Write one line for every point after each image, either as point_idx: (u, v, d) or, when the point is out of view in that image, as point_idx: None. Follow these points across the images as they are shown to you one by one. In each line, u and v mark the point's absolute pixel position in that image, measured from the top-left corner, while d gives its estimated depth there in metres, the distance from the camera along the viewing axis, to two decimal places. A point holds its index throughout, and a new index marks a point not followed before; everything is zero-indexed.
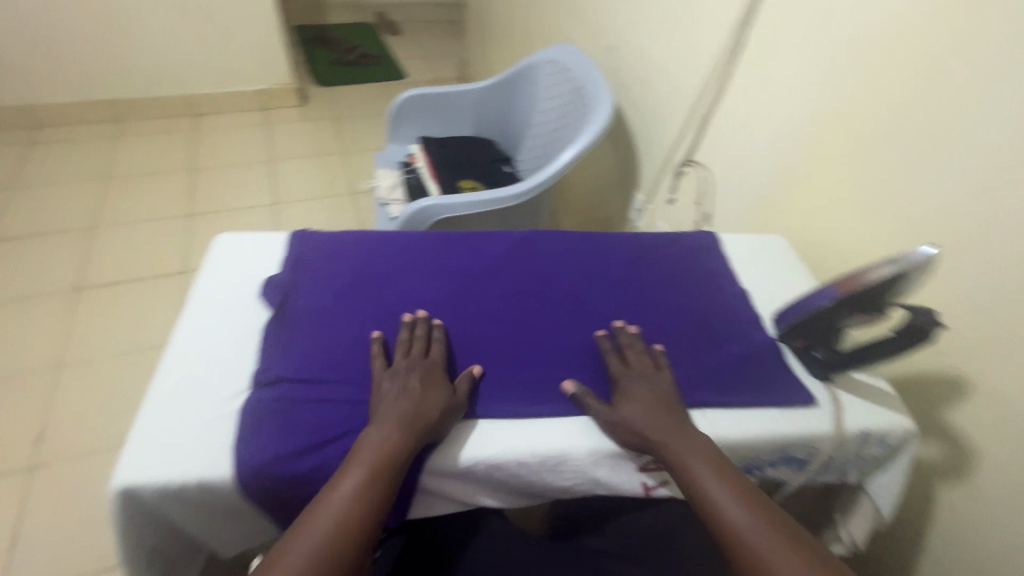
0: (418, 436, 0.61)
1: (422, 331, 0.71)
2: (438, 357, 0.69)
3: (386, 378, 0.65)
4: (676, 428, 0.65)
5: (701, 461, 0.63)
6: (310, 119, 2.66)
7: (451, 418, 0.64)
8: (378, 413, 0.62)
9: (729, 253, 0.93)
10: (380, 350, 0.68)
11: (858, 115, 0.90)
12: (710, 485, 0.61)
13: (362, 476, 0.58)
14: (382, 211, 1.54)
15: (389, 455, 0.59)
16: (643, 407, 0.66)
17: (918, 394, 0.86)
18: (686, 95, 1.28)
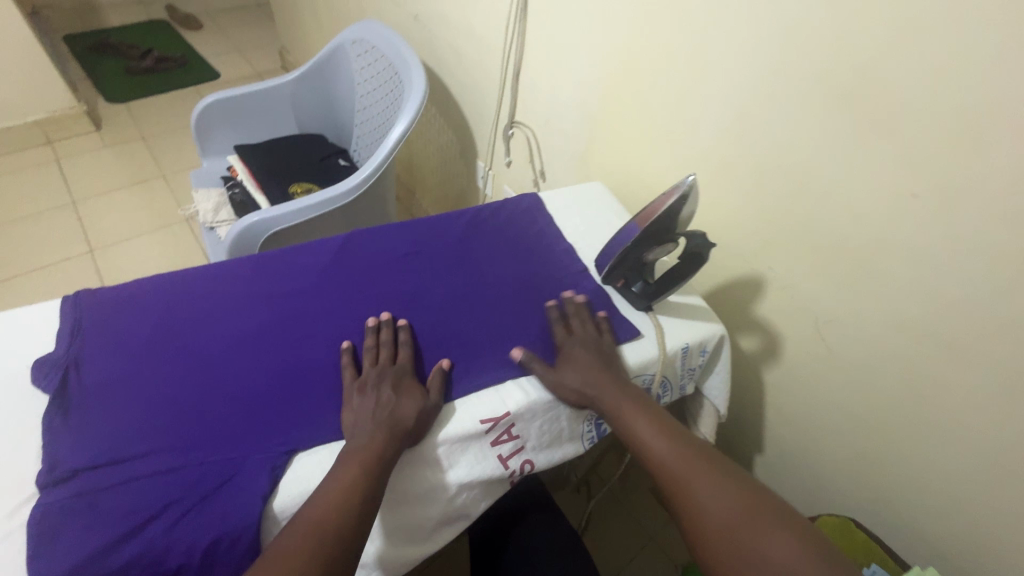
0: (398, 441, 0.62)
1: (385, 337, 0.72)
2: (406, 359, 0.70)
3: (355, 392, 0.66)
4: (613, 376, 0.72)
5: (632, 404, 0.69)
6: (113, 143, 2.31)
7: (428, 417, 0.66)
8: (355, 428, 0.63)
9: (552, 211, 0.98)
10: (349, 363, 0.70)
11: (634, 57, 0.96)
12: (640, 421, 0.68)
13: (345, 478, 0.58)
14: (210, 236, 1.40)
15: (370, 456, 0.59)
16: (584, 364, 0.72)
17: (734, 298, 0.98)
18: (494, 57, 1.28)
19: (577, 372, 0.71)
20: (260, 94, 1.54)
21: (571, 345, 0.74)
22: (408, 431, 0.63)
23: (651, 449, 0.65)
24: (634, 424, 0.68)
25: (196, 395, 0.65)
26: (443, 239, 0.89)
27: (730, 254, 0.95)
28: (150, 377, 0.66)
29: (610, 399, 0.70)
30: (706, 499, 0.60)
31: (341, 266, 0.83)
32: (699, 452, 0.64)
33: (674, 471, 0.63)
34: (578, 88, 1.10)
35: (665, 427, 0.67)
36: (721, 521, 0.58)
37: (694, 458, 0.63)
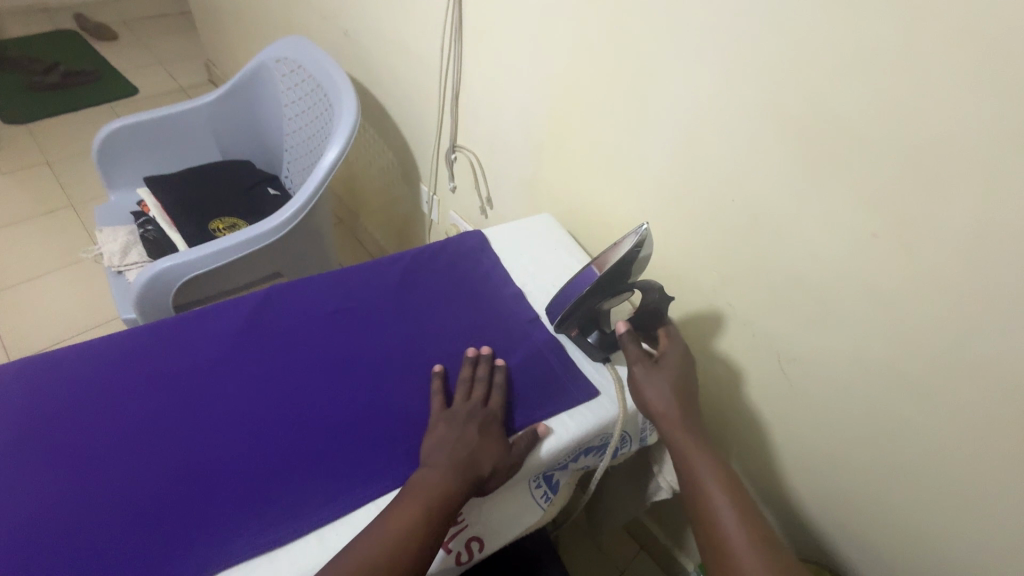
0: (468, 487, 0.60)
1: (482, 373, 0.71)
2: (498, 403, 0.68)
3: (440, 423, 0.65)
4: (694, 415, 0.69)
5: (705, 453, 0.66)
6: (12, 169, 2.07)
7: (502, 473, 0.63)
8: (432, 457, 0.61)
9: (499, 250, 0.90)
10: (439, 391, 0.69)
11: (579, 81, 0.89)
12: (710, 478, 0.64)
13: (412, 518, 0.56)
14: (117, 282, 1.24)
15: (433, 497, 0.58)
16: (673, 386, 0.70)
17: (695, 335, 0.92)
18: (432, 78, 1.19)
19: (662, 400, 0.69)
20: (173, 118, 1.39)
21: (660, 369, 0.71)
22: (481, 478, 0.61)
23: (712, 512, 0.62)
24: (704, 479, 0.64)
25: (68, 517, 0.56)
26: (375, 291, 0.80)
27: (688, 289, 0.90)
28: (12, 499, 0.56)
29: (682, 445, 0.66)
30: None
31: (255, 334, 0.73)
32: (763, 537, 0.59)
33: (731, 547, 0.59)
34: (522, 113, 1.02)
35: (734, 494, 0.63)
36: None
37: (755, 541, 0.59)
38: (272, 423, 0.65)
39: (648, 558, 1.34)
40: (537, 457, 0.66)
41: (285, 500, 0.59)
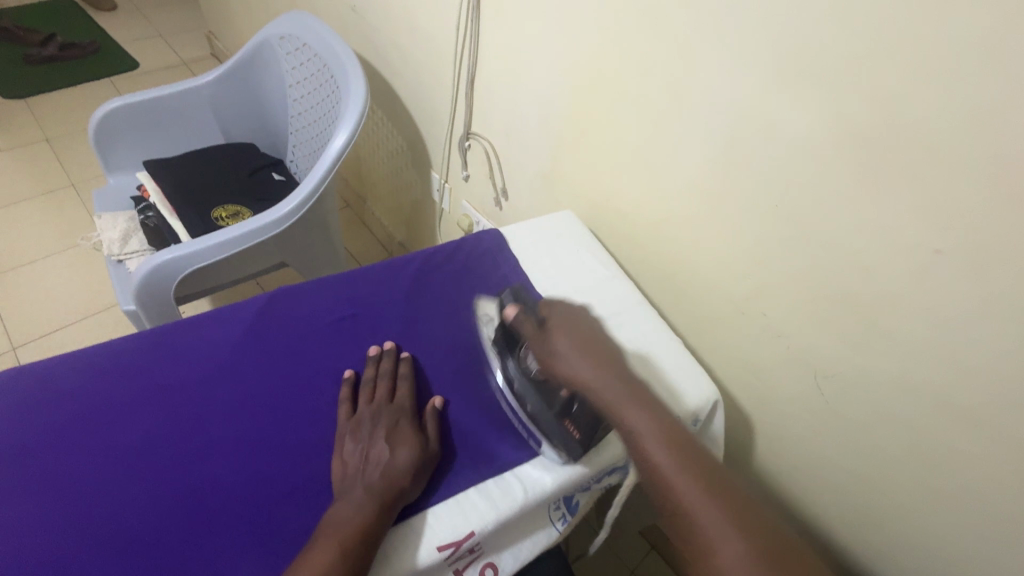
0: (387, 502, 0.55)
1: (386, 368, 0.66)
2: (405, 398, 0.64)
3: (347, 439, 0.60)
4: (620, 369, 0.62)
5: (639, 404, 0.59)
6: (11, 147, 2.01)
7: (425, 470, 0.59)
8: (346, 487, 0.56)
9: (517, 250, 0.84)
10: (347, 396, 0.64)
11: (607, 68, 0.82)
12: (645, 429, 0.58)
13: (335, 553, 0.50)
14: (117, 271, 1.19)
15: (349, 532, 0.52)
16: (580, 343, 0.63)
17: (723, 344, 0.87)
18: (445, 59, 1.12)
19: (587, 362, 0.62)
20: (173, 97, 1.33)
21: (561, 331, 0.64)
22: (400, 488, 0.56)
23: (657, 469, 0.55)
24: (641, 434, 0.57)
25: (62, 546, 0.52)
26: (386, 295, 0.75)
27: (717, 296, 0.84)
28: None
29: (612, 399, 0.60)
30: (713, 539, 0.51)
31: (258, 343, 0.68)
32: (714, 481, 0.54)
33: (682, 496, 0.54)
34: (543, 100, 0.96)
35: (675, 440, 0.57)
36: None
37: (705, 489, 0.54)
38: (278, 443, 0.61)
39: (657, 557, 1.32)
40: (561, 481, 0.63)
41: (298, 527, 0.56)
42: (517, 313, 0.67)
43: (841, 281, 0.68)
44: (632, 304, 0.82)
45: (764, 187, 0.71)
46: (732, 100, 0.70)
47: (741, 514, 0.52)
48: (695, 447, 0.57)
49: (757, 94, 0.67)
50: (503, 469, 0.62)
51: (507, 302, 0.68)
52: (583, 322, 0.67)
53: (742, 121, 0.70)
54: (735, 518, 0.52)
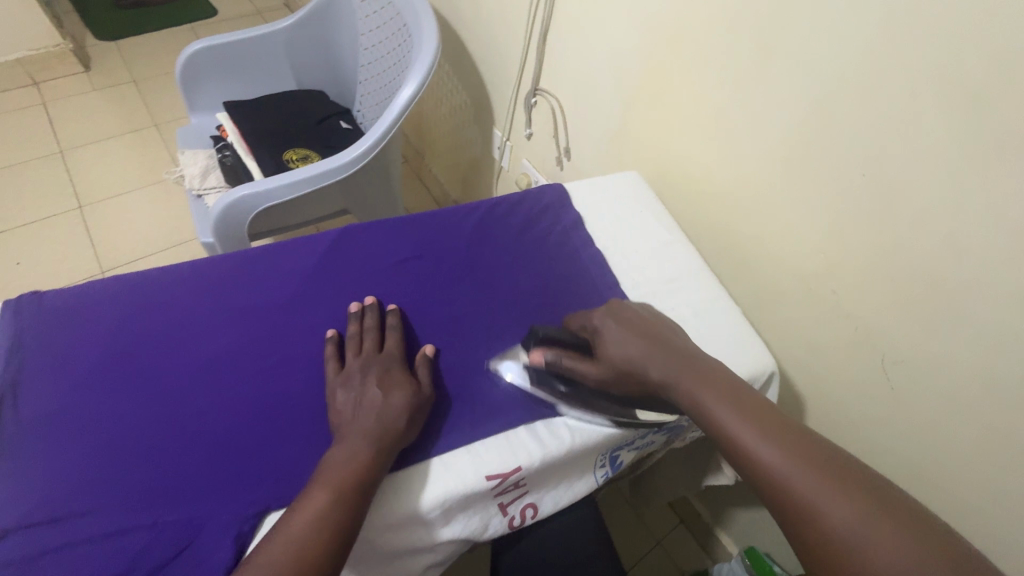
0: (386, 447, 0.54)
1: (372, 323, 0.65)
2: (394, 346, 0.63)
3: (339, 389, 0.58)
4: (658, 339, 0.63)
5: (685, 370, 0.60)
6: (102, 87, 2.14)
7: (420, 412, 0.58)
8: (341, 433, 0.55)
9: (579, 207, 0.84)
10: (333, 352, 0.62)
11: (693, 23, 0.78)
12: (698, 386, 0.58)
13: (331, 493, 0.50)
14: (197, 204, 1.28)
15: (348, 473, 0.51)
16: (631, 337, 0.63)
17: (785, 321, 0.84)
18: (518, 12, 1.09)
19: (631, 340, 0.63)
20: (253, 41, 1.37)
21: (608, 348, 0.63)
22: (399, 432, 0.55)
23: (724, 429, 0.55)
24: (700, 395, 0.57)
25: (151, 439, 0.54)
26: (449, 240, 0.76)
27: (784, 269, 0.81)
28: (93, 418, 0.55)
29: (665, 372, 0.60)
30: (782, 470, 0.50)
31: (329, 272, 0.70)
32: (764, 416, 0.55)
33: (742, 435, 0.53)
34: (619, 56, 0.93)
35: (720, 388, 0.58)
36: (816, 502, 0.47)
37: (758, 425, 0.54)
38: None
39: (684, 530, 1.33)
40: (609, 432, 0.64)
41: None
42: (551, 354, 0.63)
43: (928, 261, 0.64)
44: (693, 269, 0.80)
45: (854, 156, 0.67)
46: (831, 61, 0.65)
47: (793, 440, 0.52)
48: (742, 390, 0.58)
49: (859, 56, 0.62)
50: (552, 413, 0.64)
51: (533, 348, 0.64)
52: (626, 318, 0.66)
53: (838, 85, 0.65)
54: (791, 447, 0.51)
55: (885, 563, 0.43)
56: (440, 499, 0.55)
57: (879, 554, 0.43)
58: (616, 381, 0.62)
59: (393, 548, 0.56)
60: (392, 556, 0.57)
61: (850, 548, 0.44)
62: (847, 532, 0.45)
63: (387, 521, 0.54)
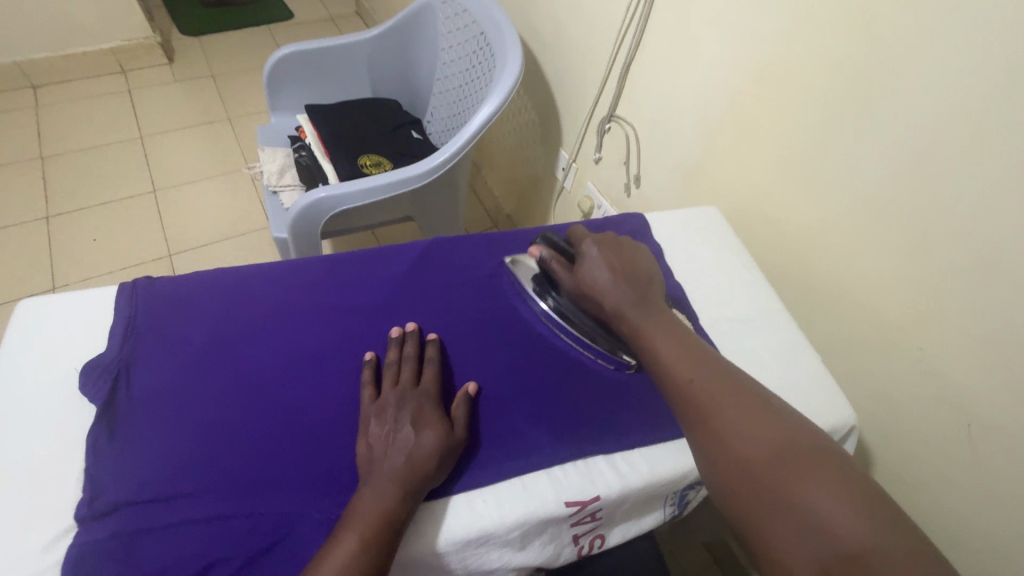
0: (413, 491, 0.52)
1: (410, 352, 0.63)
2: (431, 381, 0.61)
3: (372, 420, 0.57)
4: (636, 279, 0.68)
5: (640, 308, 0.66)
6: (182, 79, 2.26)
7: (451, 457, 0.56)
8: (369, 473, 0.53)
9: (659, 238, 0.84)
10: (369, 379, 0.61)
11: (794, 68, 0.78)
12: (659, 336, 0.63)
13: (355, 543, 0.49)
14: (272, 200, 1.33)
15: (378, 519, 0.50)
16: (615, 256, 0.70)
17: (861, 372, 0.82)
18: (603, 41, 1.11)
19: (608, 273, 0.68)
20: (338, 49, 1.43)
21: (594, 257, 0.70)
22: (428, 475, 0.54)
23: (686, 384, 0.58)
24: (664, 356, 0.61)
25: (251, 428, 0.57)
26: None
27: (868, 319, 0.79)
28: (199, 403, 0.58)
29: (632, 319, 0.65)
30: (737, 431, 0.54)
31: (418, 281, 0.72)
32: (723, 378, 0.58)
33: (701, 392, 0.57)
34: (706, 92, 0.93)
35: (683, 344, 0.62)
36: (762, 458, 0.52)
37: (718, 386, 0.57)
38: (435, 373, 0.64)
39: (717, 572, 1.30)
40: (686, 471, 0.63)
41: None
42: (547, 253, 0.73)
43: None
44: (773, 311, 0.79)
45: (961, 216, 0.65)
46: (946, 120, 0.64)
47: (765, 415, 0.55)
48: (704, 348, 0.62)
49: (979, 116, 0.61)
50: (632, 445, 0.63)
51: (534, 245, 0.74)
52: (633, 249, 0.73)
53: (952, 143, 0.64)
54: (714, 379, 0.58)
55: (807, 507, 0.48)
56: (521, 522, 0.56)
57: (758, 459, 0.52)
58: (586, 297, 0.69)
59: (469, 568, 0.57)
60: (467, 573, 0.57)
61: (771, 484, 0.50)
62: (775, 480, 0.50)
63: (466, 538, 0.54)
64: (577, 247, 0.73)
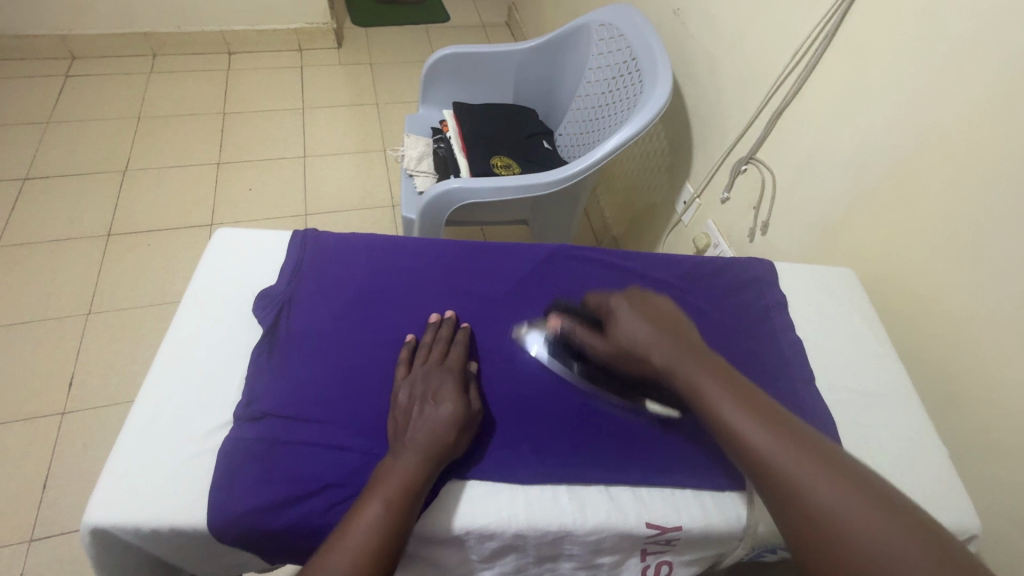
0: (432, 464, 0.55)
1: (443, 334, 0.66)
2: (455, 360, 0.64)
3: (401, 393, 0.60)
4: (673, 323, 0.63)
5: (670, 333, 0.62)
6: (346, 63, 2.52)
7: (469, 430, 0.59)
8: (397, 440, 0.56)
9: (786, 289, 0.82)
10: (405, 358, 0.64)
11: (980, 142, 0.73)
12: (698, 371, 0.58)
13: (381, 506, 0.51)
14: (407, 182, 1.44)
15: (400, 486, 0.53)
16: (646, 313, 0.63)
17: (993, 484, 0.74)
18: (757, 83, 1.09)
19: (646, 327, 0.62)
20: (493, 56, 1.53)
21: (636, 310, 0.64)
22: (447, 447, 0.56)
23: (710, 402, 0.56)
24: (683, 374, 0.58)
25: (377, 376, 0.64)
26: (652, 284, 0.79)
27: (1013, 427, 0.71)
28: (341, 345, 0.66)
29: (666, 353, 0.60)
30: (772, 451, 0.51)
31: (540, 281, 0.76)
32: (724, 373, 0.58)
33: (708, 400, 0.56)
34: (867, 152, 0.89)
35: (728, 380, 0.57)
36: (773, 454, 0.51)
37: (766, 423, 0.53)
38: (545, 369, 0.68)
39: None
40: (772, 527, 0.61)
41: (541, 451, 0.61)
42: (568, 322, 0.67)
43: None
44: (899, 391, 0.73)
45: None
46: None
47: (763, 412, 0.54)
48: (743, 382, 0.58)
49: None
50: (724, 486, 0.62)
51: (552, 314, 0.69)
52: (657, 303, 0.66)
53: None
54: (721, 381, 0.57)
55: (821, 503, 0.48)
56: (599, 529, 0.58)
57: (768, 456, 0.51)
58: (626, 360, 0.63)
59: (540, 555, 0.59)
60: (536, 561, 0.60)
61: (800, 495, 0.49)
62: (797, 472, 0.50)
63: (546, 528, 0.57)
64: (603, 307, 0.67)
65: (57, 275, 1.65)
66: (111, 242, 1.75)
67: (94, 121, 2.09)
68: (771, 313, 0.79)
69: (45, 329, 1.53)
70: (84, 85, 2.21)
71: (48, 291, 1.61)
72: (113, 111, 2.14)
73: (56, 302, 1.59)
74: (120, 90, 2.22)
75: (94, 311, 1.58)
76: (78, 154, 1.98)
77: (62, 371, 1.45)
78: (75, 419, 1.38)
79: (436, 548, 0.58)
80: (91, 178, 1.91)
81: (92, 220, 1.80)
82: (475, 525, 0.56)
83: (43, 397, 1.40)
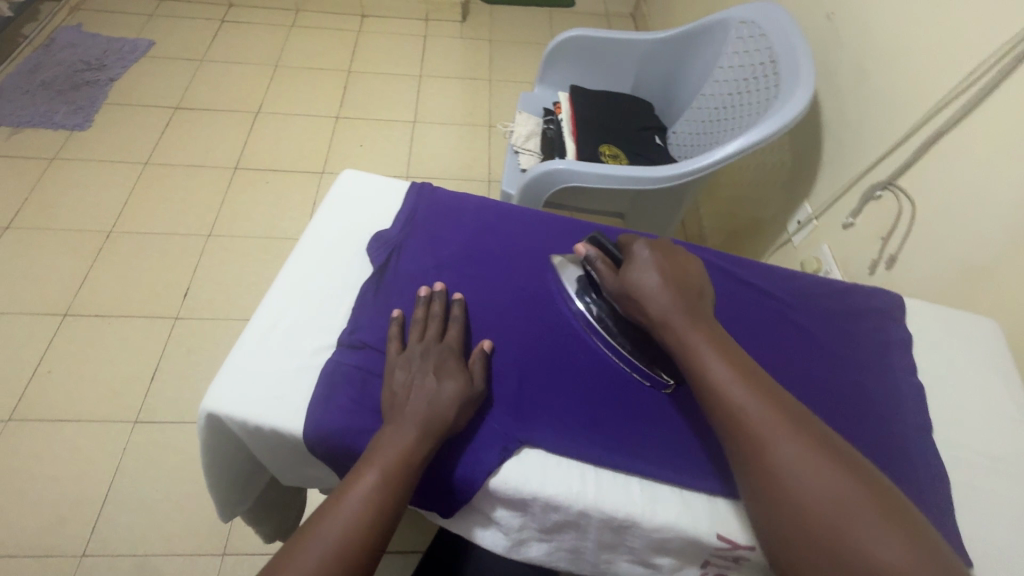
0: (431, 442, 0.54)
1: (437, 311, 0.64)
2: (455, 338, 0.62)
3: (398, 370, 0.59)
4: (694, 290, 0.60)
5: (691, 309, 0.58)
6: (467, 37, 2.57)
7: (472, 405, 0.58)
8: (395, 415, 0.56)
9: (913, 329, 0.75)
10: (395, 335, 0.62)
11: None
12: (710, 348, 0.55)
13: (377, 478, 0.51)
14: (511, 158, 1.47)
15: (399, 464, 0.52)
16: (669, 265, 0.61)
17: None
18: (915, 102, 0.98)
19: (658, 277, 0.60)
20: (618, 43, 1.49)
21: (659, 265, 0.61)
22: (448, 425, 0.55)
23: (726, 393, 0.52)
24: (712, 374, 0.54)
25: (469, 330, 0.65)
26: (762, 294, 0.75)
27: None
28: None
29: (675, 313, 0.58)
30: (797, 470, 0.48)
31: None
32: (756, 375, 0.54)
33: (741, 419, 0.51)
34: None
35: (699, 313, 0.59)
36: (803, 480, 0.47)
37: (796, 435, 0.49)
38: None
39: None
40: None
41: (618, 438, 0.60)
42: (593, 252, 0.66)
43: None
44: None
45: None
46: None
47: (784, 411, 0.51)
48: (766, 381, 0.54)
49: None
50: None
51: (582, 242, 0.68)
52: (682, 263, 0.63)
53: None
54: (753, 385, 0.53)
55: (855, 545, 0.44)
56: (665, 527, 0.56)
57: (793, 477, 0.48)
58: (630, 304, 0.61)
59: (599, 536, 0.59)
60: (593, 541, 0.60)
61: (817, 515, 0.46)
62: (829, 502, 0.46)
63: (611, 513, 0.56)
64: (626, 250, 0.65)
65: (189, 196, 1.84)
66: (237, 174, 1.93)
67: (238, 64, 2.30)
68: (892, 349, 0.72)
69: (173, 241, 1.72)
70: (235, 30, 2.42)
71: (180, 209, 1.80)
72: (255, 57, 2.34)
73: (185, 220, 1.78)
74: (263, 38, 2.41)
75: (213, 234, 1.75)
76: (221, 92, 2.18)
77: (182, 281, 1.63)
78: (186, 324, 1.54)
79: (500, 505, 0.59)
80: (228, 115, 2.11)
81: (223, 152, 1.99)
82: (543, 493, 0.56)
83: (163, 301, 1.58)
